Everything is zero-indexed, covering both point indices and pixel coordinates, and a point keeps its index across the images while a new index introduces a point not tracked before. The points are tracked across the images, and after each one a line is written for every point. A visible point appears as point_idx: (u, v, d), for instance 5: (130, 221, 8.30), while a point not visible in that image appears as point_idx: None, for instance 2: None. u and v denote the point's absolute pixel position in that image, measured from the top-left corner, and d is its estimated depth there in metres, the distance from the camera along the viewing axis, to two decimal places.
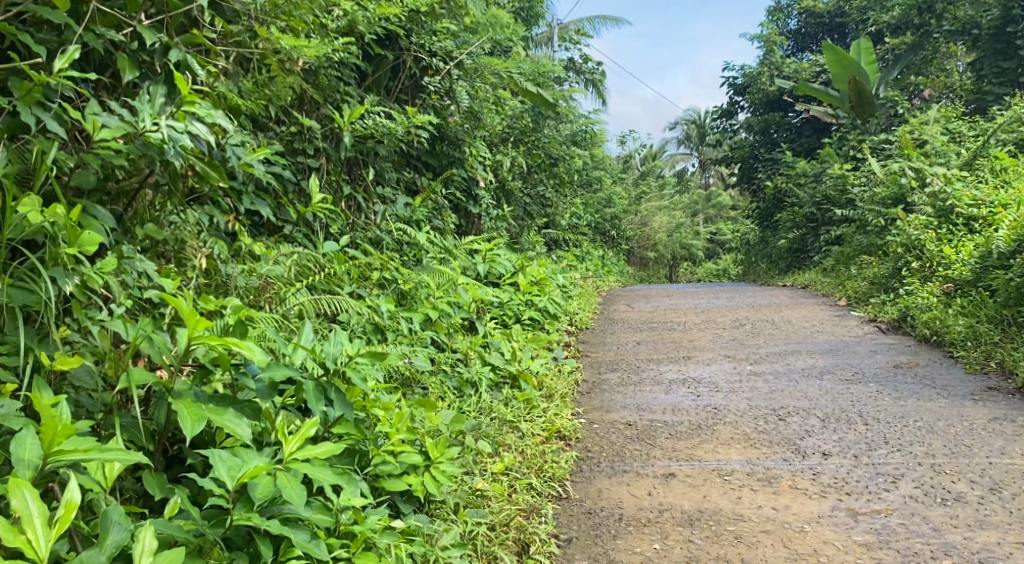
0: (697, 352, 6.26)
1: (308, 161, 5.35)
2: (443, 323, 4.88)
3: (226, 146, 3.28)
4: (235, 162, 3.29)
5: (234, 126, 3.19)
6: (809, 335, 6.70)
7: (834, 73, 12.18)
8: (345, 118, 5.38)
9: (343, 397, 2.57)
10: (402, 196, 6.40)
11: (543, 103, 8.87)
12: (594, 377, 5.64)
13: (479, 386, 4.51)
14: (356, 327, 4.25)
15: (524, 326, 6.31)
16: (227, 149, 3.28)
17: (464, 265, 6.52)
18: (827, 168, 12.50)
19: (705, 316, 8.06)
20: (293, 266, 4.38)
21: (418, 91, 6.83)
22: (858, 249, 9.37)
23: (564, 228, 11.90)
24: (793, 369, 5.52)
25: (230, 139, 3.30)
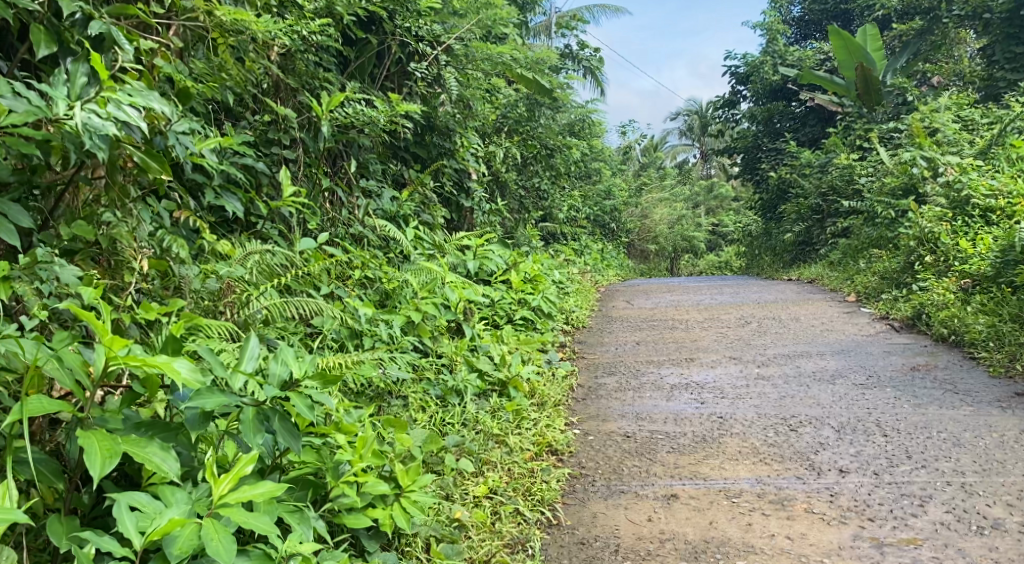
0: (700, 354, 5.92)
1: (284, 152, 5.03)
2: (427, 326, 4.54)
3: (169, 133, 3.07)
4: (178, 150, 3.08)
5: (174, 111, 2.97)
6: (817, 334, 6.35)
7: (841, 59, 11.92)
8: (323, 106, 5.03)
9: (287, 428, 2.33)
10: (387, 189, 6.05)
11: (538, 91, 8.51)
12: (590, 382, 5.30)
13: (465, 395, 4.16)
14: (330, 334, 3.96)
15: (517, 327, 5.96)
16: (170, 137, 3.07)
17: (453, 262, 6.17)
18: (833, 158, 12.12)
19: (709, 314, 7.69)
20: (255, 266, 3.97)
21: (404, 78, 6.51)
22: (867, 242, 9.00)
23: (562, 221, 11.54)
24: (803, 372, 5.18)
25: (174, 125, 3.09)
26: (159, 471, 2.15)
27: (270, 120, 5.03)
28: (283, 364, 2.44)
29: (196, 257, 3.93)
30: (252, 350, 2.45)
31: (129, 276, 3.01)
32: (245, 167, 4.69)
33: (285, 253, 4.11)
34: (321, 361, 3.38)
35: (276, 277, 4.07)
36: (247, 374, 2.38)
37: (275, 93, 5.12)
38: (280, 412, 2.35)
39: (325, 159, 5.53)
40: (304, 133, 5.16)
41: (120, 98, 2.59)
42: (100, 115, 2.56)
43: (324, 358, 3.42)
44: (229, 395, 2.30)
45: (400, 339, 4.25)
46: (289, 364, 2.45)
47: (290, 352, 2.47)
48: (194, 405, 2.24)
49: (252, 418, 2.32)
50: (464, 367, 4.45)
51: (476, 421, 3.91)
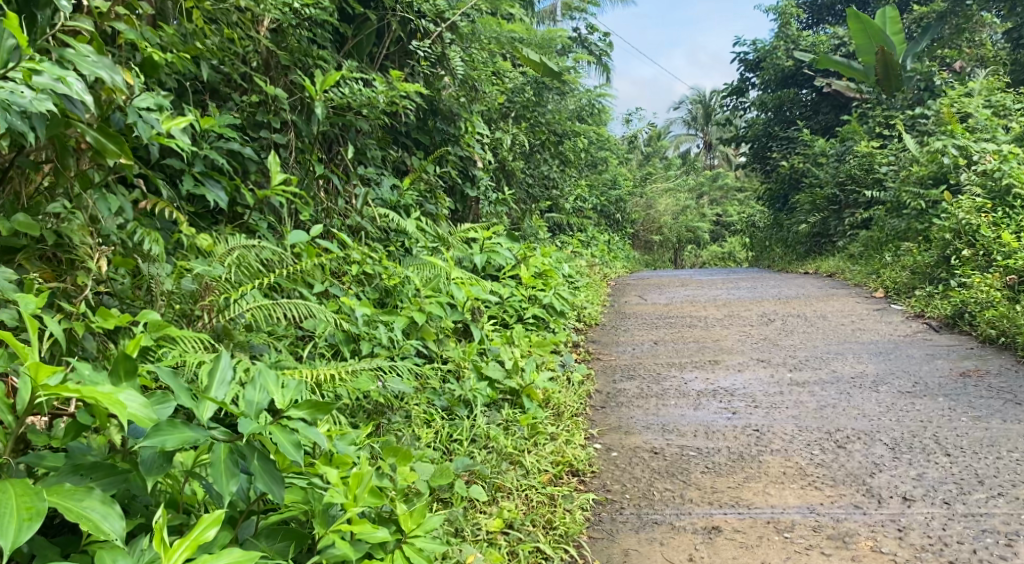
0: (725, 355, 5.49)
1: (273, 135, 4.62)
2: (432, 328, 4.11)
3: (132, 110, 2.69)
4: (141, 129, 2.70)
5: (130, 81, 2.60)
6: (850, 333, 5.91)
7: (858, 44, 11.42)
8: (317, 86, 4.61)
9: (263, 472, 2.00)
10: (388, 177, 5.62)
11: (547, 74, 8.07)
12: (608, 388, 4.87)
13: (474, 406, 3.74)
14: (322, 339, 3.54)
15: (527, 327, 5.53)
16: (133, 114, 2.70)
17: (458, 256, 5.73)
18: (851, 147, 11.67)
19: (728, 310, 7.26)
20: (235, 266, 3.51)
21: (406, 58, 6.05)
22: (893, 235, 8.56)
23: (568, 211, 11.10)
24: (839, 376, 4.76)
25: (139, 101, 2.71)
26: (95, 533, 1.88)
27: (259, 101, 4.64)
28: (261, 392, 2.12)
29: (173, 253, 3.52)
30: (225, 374, 2.14)
31: (83, 276, 2.70)
32: (230, 153, 4.27)
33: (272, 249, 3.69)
34: (310, 375, 2.96)
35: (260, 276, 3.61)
36: (218, 402, 2.04)
37: (264, 72, 4.71)
38: (258, 450, 2.03)
39: (321, 143, 5.13)
40: (295, 116, 4.76)
41: (45, 66, 2.25)
42: (26, 90, 2.21)
43: (314, 371, 3.00)
44: (195, 430, 1.99)
45: (402, 344, 3.83)
46: (269, 392, 2.13)
47: (269, 378, 2.15)
48: (150, 443, 1.94)
49: (224, 458, 2.00)
50: (473, 375, 4.02)
51: (486, 437, 3.48)
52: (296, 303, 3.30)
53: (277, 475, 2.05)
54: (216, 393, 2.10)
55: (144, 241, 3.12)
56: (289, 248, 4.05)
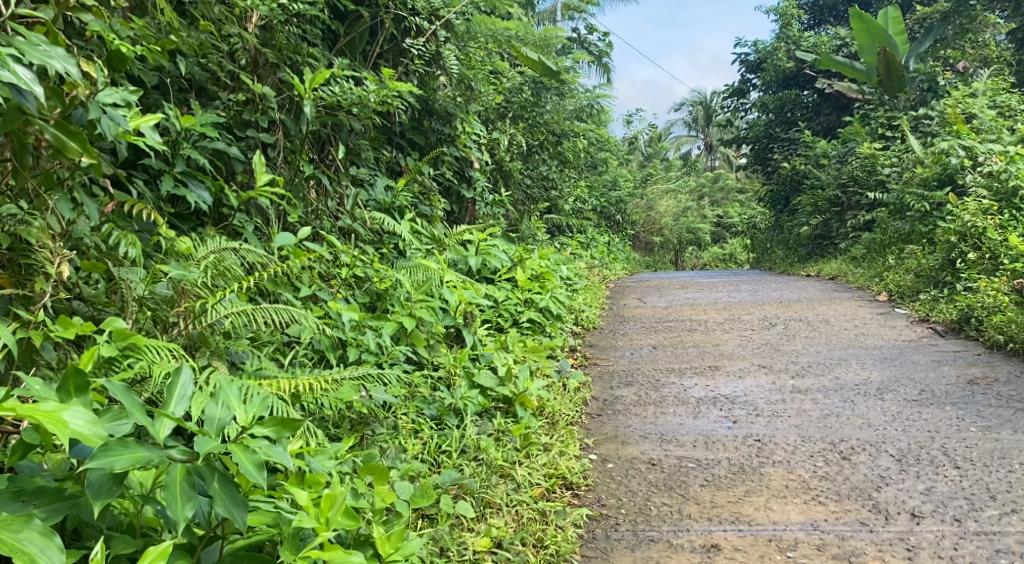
0: (726, 360, 5.36)
1: (260, 135, 4.48)
2: (422, 334, 3.98)
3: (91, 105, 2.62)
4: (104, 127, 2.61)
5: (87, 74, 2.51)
6: (853, 338, 5.77)
7: (861, 44, 11.35)
8: (306, 84, 4.48)
9: (220, 493, 1.96)
10: (381, 178, 5.49)
11: (545, 74, 7.94)
12: (605, 394, 4.74)
13: (465, 415, 3.61)
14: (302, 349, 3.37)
15: (522, 332, 5.39)
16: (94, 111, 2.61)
17: (452, 259, 5.60)
18: (853, 148, 11.52)
19: (729, 314, 7.13)
20: (207, 268, 3.32)
21: (400, 56, 5.92)
22: (897, 237, 8.42)
23: (567, 212, 10.96)
24: (843, 383, 4.62)
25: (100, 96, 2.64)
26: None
27: (246, 100, 4.51)
28: (222, 409, 2.11)
29: (150, 257, 3.39)
30: (185, 389, 2.13)
31: (43, 281, 2.62)
32: (215, 153, 4.15)
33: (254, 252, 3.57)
34: (287, 385, 2.84)
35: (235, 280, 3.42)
36: (174, 420, 2.02)
37: (252, 69, 4.58)
38: (217, 470, 2.00)
39: (312, 143, 4.99)
40: (283, 115, 4.63)
41: None
42: None
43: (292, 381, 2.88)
44: (149, 449, 1.97)
45: (390, 350, 3.70)
46: (230, 409, 2.12)
47: (230, 394, 2.15)
48: (99, 464, 1.92)
49: (180, 480, 1.96)
50: (465, 383, 3.88)
51: (477, 449, 3.35)
52: (275, 309, 3.17)
53: (237, 498, 2.00)
54: (175, 409, 2.09)
55: (119, 245, 3.03)
56: (274, 251, 3.91)
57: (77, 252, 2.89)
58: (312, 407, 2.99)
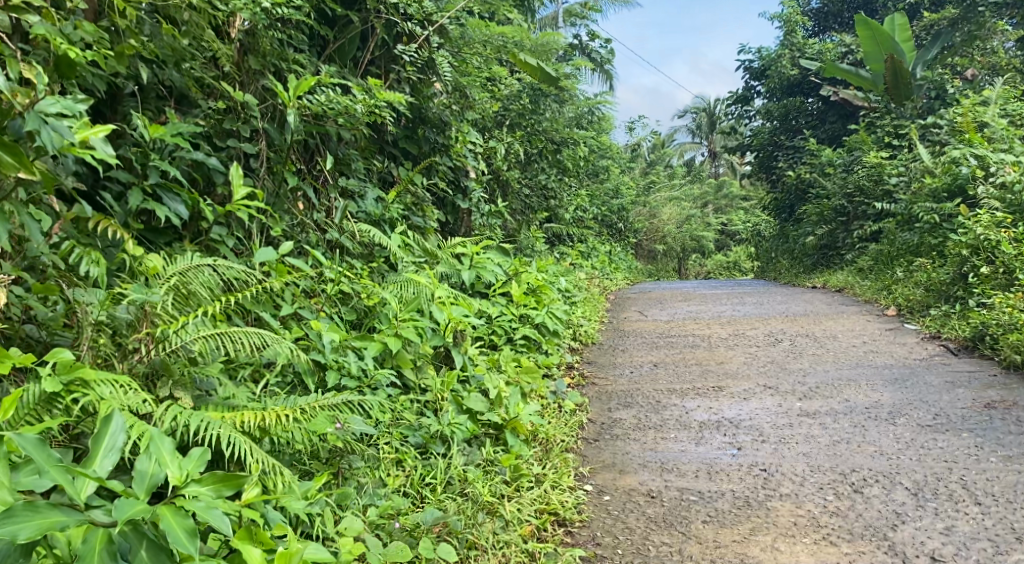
0: (730, 380, 5.14)
1: (242, 144, 4.30)
2: (408, 356, 3.77)
3: (27, 114, 2.61)
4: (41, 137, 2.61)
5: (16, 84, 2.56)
6: (862, 356, 5.56)
7: (867, 52, 11.26)
8: (289, 92, 4.29)
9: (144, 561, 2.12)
10: (371, 189, 5.28)
11: (544, 81, 7.74)
12: (603, 417, 4.53)
13: (452, 443, 3.42)
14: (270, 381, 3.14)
15: (517, 350, 5.19)
16: (31, 121, 2.61)
17: (445, 273, 5.40)
18: (859, 156, 11.31)
19: (733, 329, 6.91)
20: (169, 291, 3.09)
21: (392, 62, 5.72)
22: (905, 249, 8.20)
23: (567, 222, 10.76)
24: (852, 406, 4.41)
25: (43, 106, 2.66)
26: None
27: (228, 108, 4.35)
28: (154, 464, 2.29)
29: (115, 275, 3.24)
30: (114, 441, 2.30)
31: None
32: (192, 164, 3.99)
33: (233, 268, 3.36)
34: (252, 417, 2.70)
35: (195, 305, 3.18)
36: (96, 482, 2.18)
37: (233, 76, 4.41)
38: (144, 537, 2.16)
39: (301, 152, 4.80)
40: (267, 123, 4.44)
41: None
42: None
43: (259, 412, 2.73)
44: (66, 514, 2.11)
45: (373, 372, 3.49)
46: (163, 465, 2.30)
47: (162, 449, 2.35)
48: (9, 531, 2.03)
49: (100, 547, 2.10)
50: (453, 408, 3.67)
51: (464, 481, 3.18)
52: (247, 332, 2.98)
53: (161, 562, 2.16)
54: (100, 463, 2.25)
55: (81, 263, 2.90)
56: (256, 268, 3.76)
57: (34, 271, 2.79)
58: (284, 439, 2.82)
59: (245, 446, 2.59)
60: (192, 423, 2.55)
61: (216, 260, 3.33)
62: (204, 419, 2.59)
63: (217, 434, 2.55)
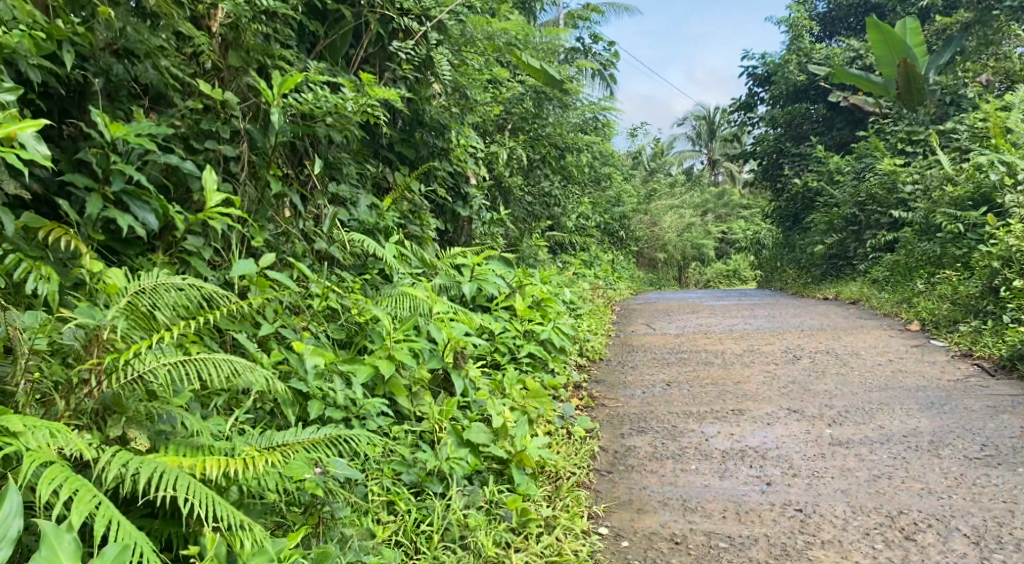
0: (751, 402, 4.77)
1: (221, 147, 3.94)
2: (402, 382, 3.40)
3: None
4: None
5: None
6: (890, 376, 5.19)
7: (878, 56, 10.92)
8: (273, 90, 3.93)
9: None
10: (365, 195, 4.91)
11: (548, 84, 7.38)
12: (616, 443, 4.17)
13: (451, 481, 3.08)
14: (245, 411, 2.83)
15: (522, 369, 4.82)
16: None
17: (444, 285, 5.03)
18: (871, 163, 10.93)
19: (748, 344, 6.54)
20: (125, 309, 2.75)
21: (387, 60, 5.37)
22: (926, 260, 7.84)
23: (569, 230, 10.37)
24: (887, 434, 4.05)
25: None
26: None
27: (206, 108, 3.98)
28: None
29: (68, 293, 2.88)
30: (4, 531, 2.17)
31: None
32: (166, 168, 3.67)
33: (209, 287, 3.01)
34: (214, 466, 2.40)
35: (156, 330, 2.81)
36: None
37: (212, 73, 4.04)
38: None
39: (288, 155, 4.43)
40: (250, 123, 4.08)
41: None
42: None
43: (224, 460, 2.43)
44: None
45: (360, 401, 3.13)
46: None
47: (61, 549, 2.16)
48: None
49: None
50: (453, 440, 3.28)
51: (466, 527, 2.90)
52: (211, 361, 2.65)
53: None
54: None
55: (28, 279, 2.62)
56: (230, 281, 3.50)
57: None
58: (254, 486, 2.54)
59: (202, 509, 2.31)
60: (141, 478, 2.28)
61: (185, 276, 2.93)
62: (157, 473, 2.32)
63: (168, 494, 2.28)
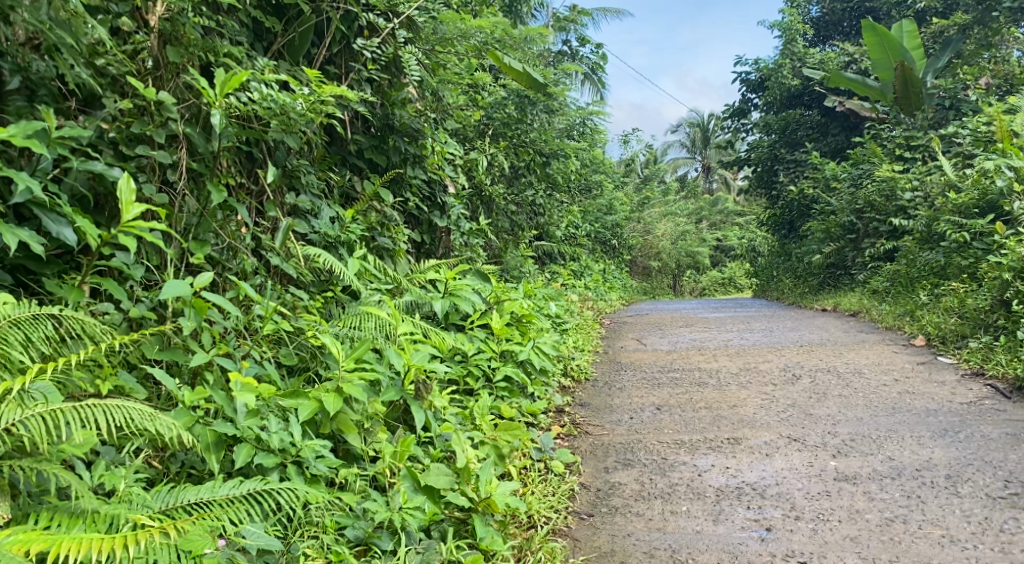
0: (749, 428, 4.38)
1: (155, 153, 3.55)
2: (352, 418, 3.02)
3: None
4: None
5: None
6: (897, 398, 4.79)
7: (874, 60, 10.54)
8: (214, 92, 3.56)
9: None
10: (327, 206, 4.53)
11: (531, 87, 7.00)
12: (599, 478, 3.80)
13: (404, 538, 2.75)
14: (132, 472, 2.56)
15: (497, 395, 4.42)
16: None
17: (414, 303, 4.65)
18: (869, 169, 10.56)
19: (743, 362, 6.14)
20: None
21: (353, 60, 4.97)
22: (929, 271, 7.46)
23: (558, 240, 9.98)
24: (898, 467, 3.66)
25: None
26: None
27: (140, 110, 3.60)
28: None
29: None
30: None
31: None
32: (92, 176, 3.31)
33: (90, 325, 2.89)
34: (69, 551, 2.18)
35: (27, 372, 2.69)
36: None
37: (146, 72, 3.65)
38: None
39: (238, 162, 4.04)
40: (189, 127, 3.68)
41: None
42: None
43: (84, 544, 2.20)
44: None
45: (297, 444, 2.78)
46: None
47: None
48: None
49: None
50: (407, 485, 2.93)
51: None
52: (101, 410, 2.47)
53: None
54: None
55: None
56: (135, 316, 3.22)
57: None
58: None
59: None
60: None
61: (60, 309, 2.82)
62: None
63: None
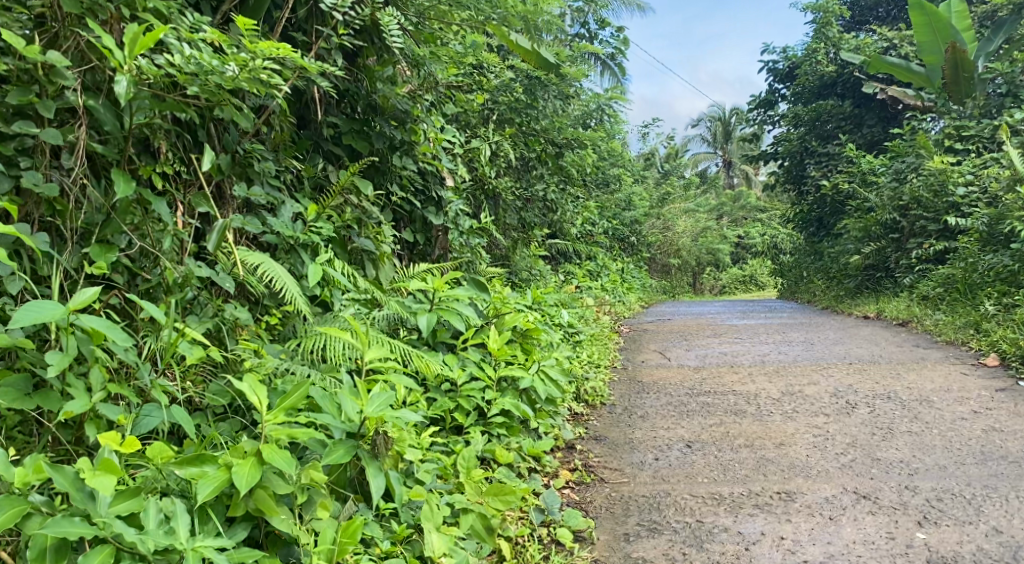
0: (805, 478, 3.52)
1: (42, 132, 2.76)
2: (274, 497, 2.31)
3: None
4: None
5: None
6: (982, 437, 3.93)
7: (922, 40, 9.53)
8: (124, 53, 2.77)
9: None
10: (286, 201, 3.70)
11: (540, 67, 6.12)
12: (619, 548, 2.99)
13: None
14: None
15: (492, 435, 3.59)
16: None
17: (394, 318, 3.81)
18: (913, 161, 9.56)
19: (785, 384, 5.25)
20: None
21: (322, 23, 4.13)
22: (994, 277, 6.55)
23: (571, 238, 9.08)
24: (1011, 546, 2.88)
25: None
26: None
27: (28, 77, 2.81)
28: None
29: None
30: None
31: None
32: None
33: None
34: None
35: None
36: None
37: (39, 27, 2.85)
38: None
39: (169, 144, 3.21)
40: (92, 99, 2.89)
41: None
42: None
43: None
44: None
45: (179, 547, 2.14)
46: None
47: None
48: None
49: None
50: None
51: None
52: None
53: None
54: None
55: None
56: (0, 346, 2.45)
57: None
58: None
59: None
60: None
61: None
62: None
63: None
